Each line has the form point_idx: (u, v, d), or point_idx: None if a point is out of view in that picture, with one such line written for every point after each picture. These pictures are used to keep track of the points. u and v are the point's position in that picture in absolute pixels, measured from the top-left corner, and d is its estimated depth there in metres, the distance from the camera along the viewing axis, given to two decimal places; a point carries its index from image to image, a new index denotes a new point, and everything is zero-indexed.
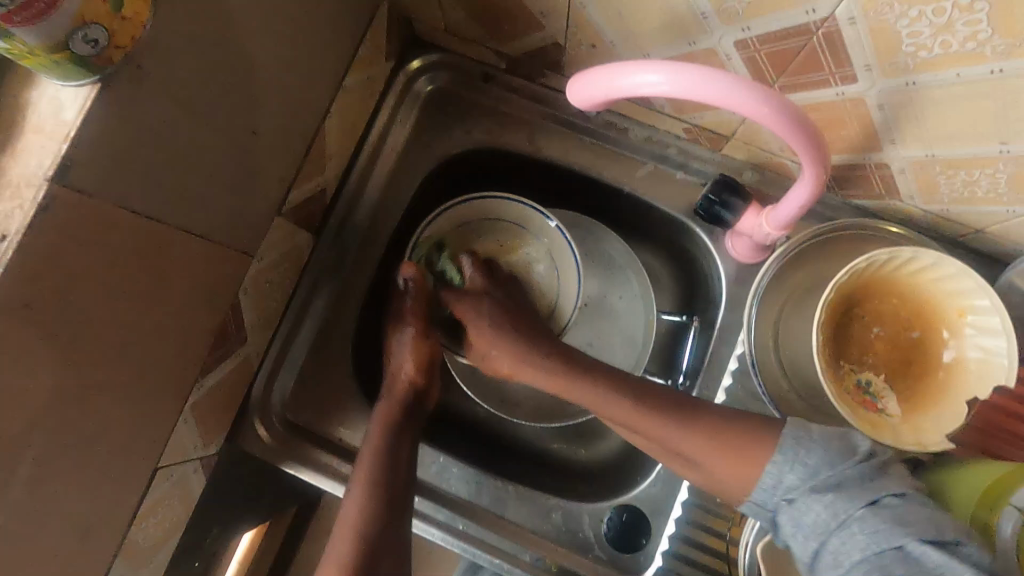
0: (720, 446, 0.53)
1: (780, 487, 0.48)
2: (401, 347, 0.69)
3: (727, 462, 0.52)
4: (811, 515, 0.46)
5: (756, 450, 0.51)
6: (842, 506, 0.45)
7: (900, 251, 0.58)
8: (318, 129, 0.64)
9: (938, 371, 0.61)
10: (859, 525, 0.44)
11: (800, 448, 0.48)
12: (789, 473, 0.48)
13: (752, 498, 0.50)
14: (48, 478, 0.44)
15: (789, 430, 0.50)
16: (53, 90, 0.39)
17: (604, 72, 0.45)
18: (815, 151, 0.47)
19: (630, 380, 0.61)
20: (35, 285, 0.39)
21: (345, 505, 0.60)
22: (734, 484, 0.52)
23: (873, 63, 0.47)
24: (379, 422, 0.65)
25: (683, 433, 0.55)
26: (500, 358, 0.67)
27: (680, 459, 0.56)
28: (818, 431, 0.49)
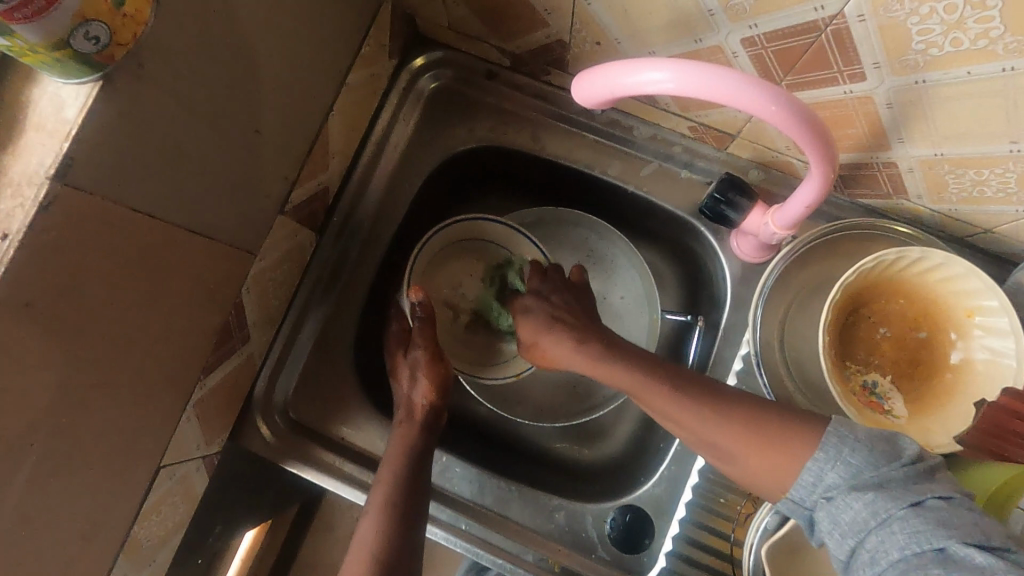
0: (757, 438, 0.52)
1: (820, 484, 0.47)
2: (415, 369, 0.69)
3: (762, 454, 0.52)
4: (850, 512, 0.45)
5: (794, 442, 0.50)
6: (883, 505, 0.44)
7: (909, 251, 0.58)
8: (321, 127, 0.64)
9: (945, 373, 0.60)
10: (900, 524, 0.43)
11: (842, 446, 0.47)
12: (831, 471, 0.47)
13: (789, 495, 0.49)
14: (50, 477, 0.44)
15: (833, 428, 0.49)
16: (54, 88, 0.39)
17: (608, 71, 0.44)
18: (823, 150, 0.47)
19: (665, 368, 0.61)
20: (37, 287, 0.39)
21: (362, 526, 0.60)
22: (770, 476, 0.51)
23: (882, 61, 0.46)
24: (397, 445, 0.64)
25: (721, 423, 0.55)
26: (543, 343, 0.68)
27: (713, 451, 0.55)
28: (864, 432, 0.48)
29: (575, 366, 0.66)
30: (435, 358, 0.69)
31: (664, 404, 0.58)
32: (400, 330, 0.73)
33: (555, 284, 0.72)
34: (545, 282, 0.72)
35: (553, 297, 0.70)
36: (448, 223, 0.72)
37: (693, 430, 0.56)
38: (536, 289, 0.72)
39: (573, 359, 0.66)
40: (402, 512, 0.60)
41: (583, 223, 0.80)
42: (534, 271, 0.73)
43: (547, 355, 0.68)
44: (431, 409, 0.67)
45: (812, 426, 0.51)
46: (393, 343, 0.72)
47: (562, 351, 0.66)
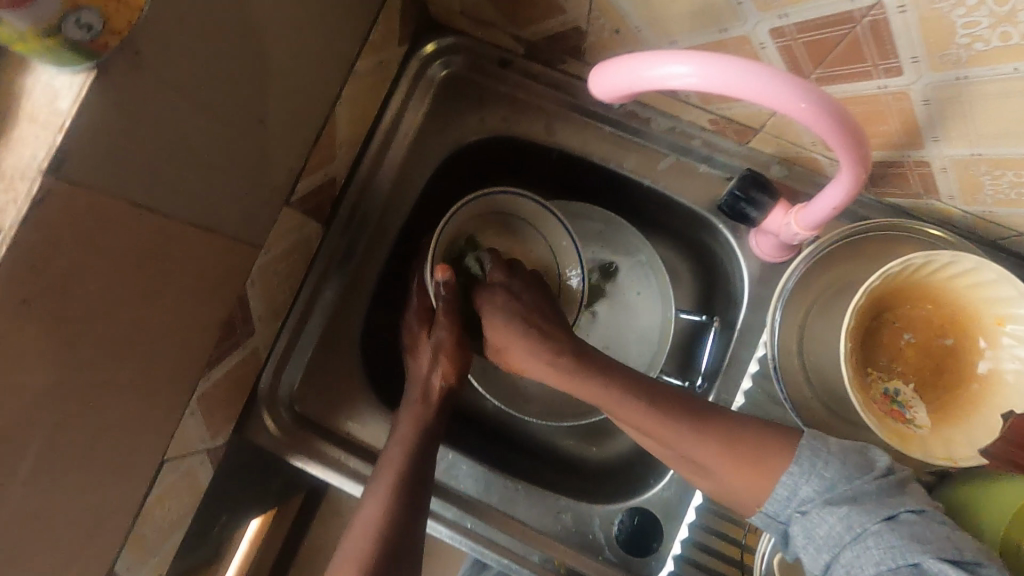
0: (733, 455, 0.54)
1: (794, 497, 0.50)
2: (437, 352, 0.67)
3: (740, 473, 0.53)
4: (825, 527, 0.48)
5: (769, 459, 0.52)
6: (857, 520, 0.47)
7: (939, 255, 0.56)
8: (329, 116, 0.62)
9: (972, 383, 0.58)
10: (874, 539, 0.46)
11: (815, 460, 0.50)
12: (805, 484, 0.50)
13: (763, 509, 0.52)
14: (51, 475, 0.44)
15: (807, 441, 0.52)
16: (48, 77, 0.37)
17: (629, 63, 0.42)
18: (856, 149, 0.44)
19: (648, 391, 0.59)
20: (33, 287, 0.38)
21: (366, 504, 0.59)
22: (745, 491, 0.53)
23: (921, 55, 0.44)
24: (407, 427, 0.63)
25: (694, 434, 0.55)
26: (514, 350, 0.65)
27: (691, 466, 0.56)
28: (836, 446, 0.51)
29: (541, 375, 0.65)
30: (459, 345, 0.68)
31: (649, 423, 0.57)
32: (420, 306, 0.70)
33: (523, 280, 0.68)
34: (512, 276, 0.68)
35: (523, 295, 0.67)
36: (484, 192, 0.69)
37: (664, 437, 0.57)
38: (504, 283, 0.68)
39: (541, 371, 0.64)
40: (411, 487, 0.59)
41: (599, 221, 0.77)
42: (499, 262, 0.69)
43: (518, 362, 0.66)
44: (449, 392, 0.67)
45: (784, 443, 0.53)
46: (414, 322, 0.70)
47: (530, 358, 0.64)
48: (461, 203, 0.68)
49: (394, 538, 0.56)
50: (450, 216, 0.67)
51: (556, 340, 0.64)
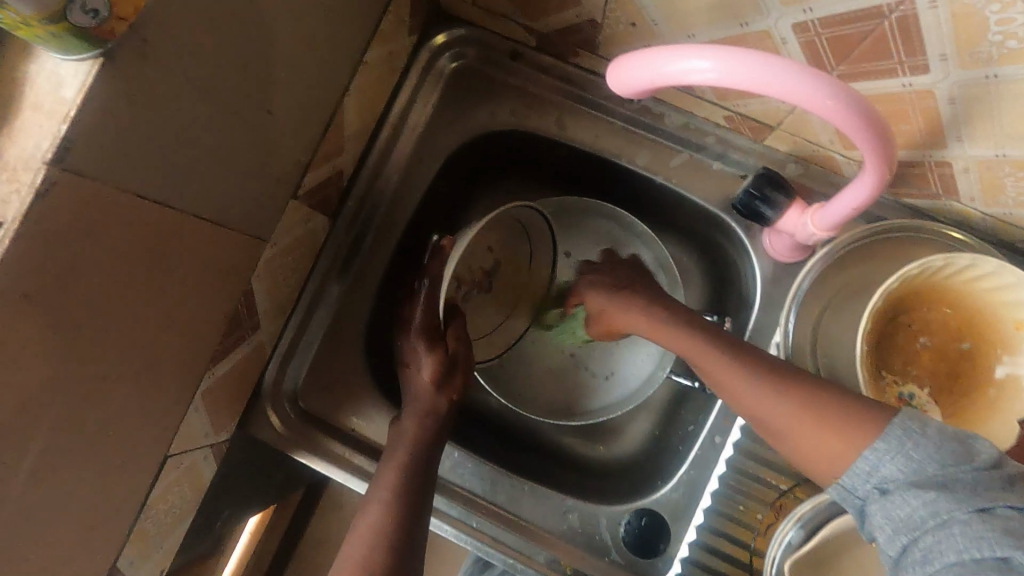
0: (814, 420, 0.50)
1: (876, 475, 0.45)
2: (450, 367, 0.65)
3: (822, 440, 0.49)
4: (905, 509, 0.43)
5: (852, 430, 0.48)
6: (943, 505, 0.41)
7: (959, 257, 0.54)
8: (337, 107, 0.60)
9: (988, 389, 0.57)
10: (959, 526, 0.40)
11: (907, 442, 0.45)
12: (890, 465, 0.45)
13: (841, 480, 0.47)
14: (54, 472, 0.43)
15: (901, 419, 0.46)
16: (53, 64, 0.36)
17: (650, 57, 0.41)
18: (882, 146, 0.43)
19: (729, 343, 0.59)
20: (36, 281, 0.37)
21: (369, 508, 0.57)
22: (823, 460, 0.49)
23: (950, 52, 0.42)
24: (410, 431, 0.62)
25: (777, 400, 0.53)
26: (613, 311, 0.68)
27: (769, 431, 0.54)
28: (936, 430, 0.45)
29: (631, 325, 0.67)
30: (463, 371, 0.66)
31: (734, 385, 0.56)
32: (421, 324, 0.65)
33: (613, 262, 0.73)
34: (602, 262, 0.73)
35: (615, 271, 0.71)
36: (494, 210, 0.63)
37: (751, 406, 0.55)
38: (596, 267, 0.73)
39: (638, 321, 0.66)
40: (413, 506, 0.57)
41: (589, 209, 0.76)
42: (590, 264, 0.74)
43: (614, 323, 0.69)
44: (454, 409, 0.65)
45: (876, 418, 0.48)
46: (414, 341, 0.66)
47: (624, 309, 0.67)
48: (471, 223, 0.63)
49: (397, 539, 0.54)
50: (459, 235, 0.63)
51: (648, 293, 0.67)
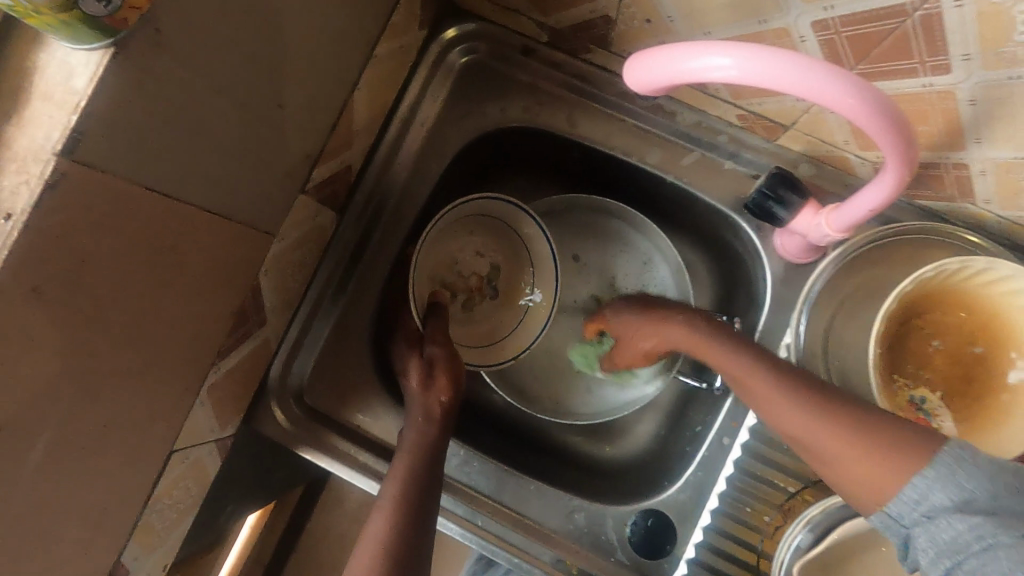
0: (863, 445, 0.48)
1: (923, 502, 0.44)
2: (433, 368, 0.65)
3: (875, 465, 0.47)
4: (950, 534, 0.41)
5: (906, 456, 0.46)
6: (990, 531, 0.40)
7: (974, 260, 0.54)
8: (347, 101, 0.60)
9: (1001, 394, 0.56)
10: (1007, 552, 0.39)
11: (957, 468, 0.43)
12: (938, 491, 0.43)
13: (887, 510, 0.46)
14: (59, 467, 0.43)
15: (953, 447, 0.44)
16: (63, 53, 0.35)
17: (670, 54, 0.40)
18: (903, 146, 0.42)
19: (764, 358, 0.58)
20: (44, 274, 0.36)
21: (372, 518, 0.56)
22: (872, 485, 0.47)
23: (974, 53, 0.42)
24: (411, 440, 0.61)
25: (817, 419, 0.51)
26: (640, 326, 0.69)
27: (813, 457, 0.52)
28: (987, 458, 0.43)
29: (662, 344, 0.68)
30: (452, 357, 0.66)
31: (773, 403, 0.55)
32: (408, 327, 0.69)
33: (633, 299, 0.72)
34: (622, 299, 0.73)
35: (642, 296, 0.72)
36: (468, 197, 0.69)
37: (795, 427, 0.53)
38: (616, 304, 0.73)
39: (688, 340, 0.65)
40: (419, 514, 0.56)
41: (577, 205, 0.78)
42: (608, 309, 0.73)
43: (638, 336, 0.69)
44: (449, 409, 0.64)
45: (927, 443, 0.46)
46: (403, 343, 0.68)
47: (665, 326, 0.67)
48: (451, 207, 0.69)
49: (403, 552, 0.53)
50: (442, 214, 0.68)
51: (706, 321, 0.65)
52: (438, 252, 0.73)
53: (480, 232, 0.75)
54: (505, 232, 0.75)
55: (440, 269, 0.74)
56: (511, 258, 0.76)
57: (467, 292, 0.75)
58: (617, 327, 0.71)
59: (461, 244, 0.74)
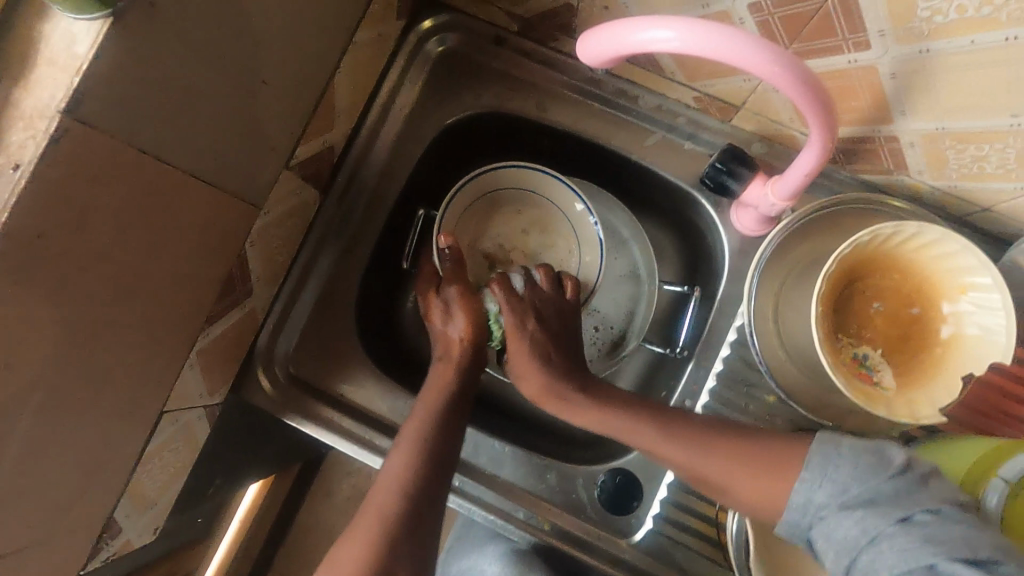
0: (748, 468, 0.53)
1: (811, 503, 0.47)
2: (449, 307, 0.68)
3: (754, 482, 0.53)
4: (842, 531, 0.44)
5: (784, 469, 0.51)
6: (873, 522, 0.43)
7: (906, 225, 0.58)
8: (329, 84, 0.64)
9: (935, 347, 0.61)
10: (887, 541, 0.42)
11: (824, 464, 0.48)
12: (819, 491, 0.47)
13: (785, 518, 0.49)
14: (59, 413, 0.46)
15: (818, 445, 0.50)
16: (66, 23, 0.39)
17: (615, 29, 0.45)
18: (824, 113, 0.47)
19: (648, 406, 0.64)
20: (47, 223, 0.40)
21: (391, 459, 0.60)
22: (761, 501, 0.52)
23: (887, 29, 0.47)
24: (436, 382, 0.66)
25: (716, 458, 0.56)
26: (534, 366, 0.67)
27: (705, 486, 0.57)
28: (848, 446, 0.48)
29: (526, 378, 0.68)
30: (473, 296, 0.69)
31: (658, 445, 0.60)
32: (428, 270, 0.72)
33: (544, 302, 0.69)
34: (533, 293, 0.70)
35: (547, 321, 0.69)
36: (482, 171, 0.73)
37: (678, 457, 0.58)
38: (522, 298, 0.69)
39: (532, 375, 0.67)
40: (433, 446, 0.61)
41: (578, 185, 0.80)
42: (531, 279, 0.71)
43: (533, 387, 0.67)
44: (467, 345, 0.67)
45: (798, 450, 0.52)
46: (422, 282, 0.71)
47: (565, 376, 0.66)
48: (473, 174, 0.73)
49: (419, 494, 0.57)
50: (463, 182, 0.73)
51: (563, 361, 0.68)
52: (469, 218, 0.76)
53: (512, 202, 0.77)
54: (534, 205, 0.77)
55: (478, 239, 0.77)
56: (547, 241, 0.78)
57: (507, 265, 0.78)
58: (517, 354, 0.68)
59: (496, 220, 0.78)
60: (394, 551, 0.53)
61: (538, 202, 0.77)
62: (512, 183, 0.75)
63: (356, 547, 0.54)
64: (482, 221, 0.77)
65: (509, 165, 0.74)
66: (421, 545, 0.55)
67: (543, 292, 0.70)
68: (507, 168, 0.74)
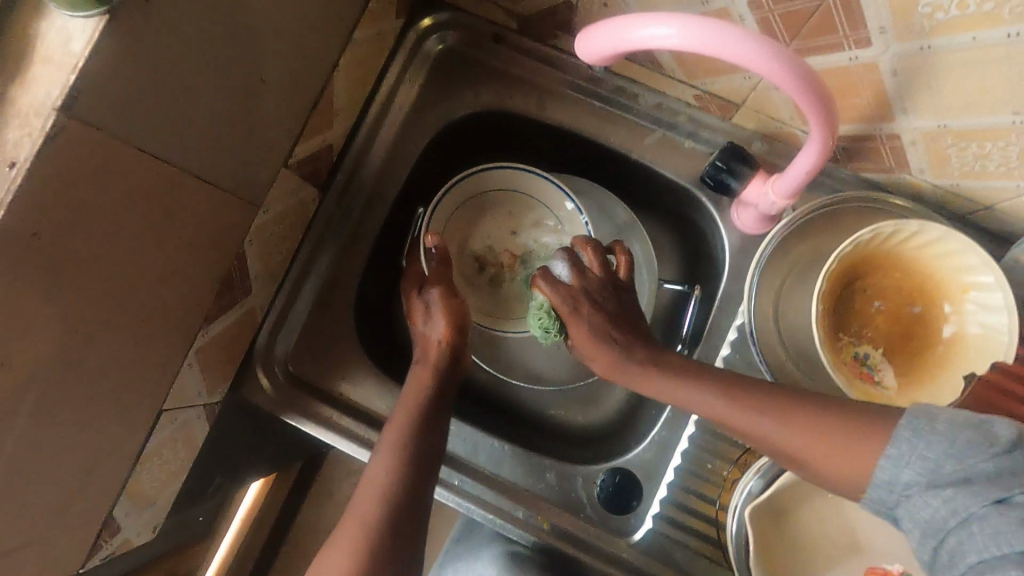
0: (822, 433, 0.47)
1: (896, 482, 0.41)
2: (430, 307, 0.69)
3: (831, 453, 0.46)
4: (927, 511, 0.39)
5: (864, 440, 0.44)
6: (962, 503, 0.38)
7: (907, 224, 0.58)
8: (327, 82, 0.64)
9: (937, 346, 0.61)
10: (979, 524, 0.37)
11: (916, 440, 0.41)
12: (906, 469, 0.41)
13: (869, 495, 0.43)
14: (55, 412, 0.46)
15: (908, 419, 0.42)
16: (62, 21, 0.39)
17: (616, 25, 0.45)
18: (824, 112, 0.47)
19: (698, 369, 0.59)
20: (44, 222, 0.40)
21: (373, 462, 0.60)
22: (842, 474, 0.45)
23: (888, 25, 0.46)
24: (414, 384, 0.65)
25: (784, 423, 0.50)
26: (603, 349, 0.63)
27: (785, 459, 0.50)
28: (946, 421, 0.40)
29: (594, 359, 0.64)
30: (455, 297, 0.70)
31: (724, 411, 0.54)
32: (412, 272, 0.72)
33: (602, 283, 0.67)
34: (587, 278, 0.67)
35: (609, 303, 0.66)
36: (475, 170, 0.75)
37: (740, 422, 0.52)
38: (580, 284, 0.66)
39: (600, 355, 0.63)
40: (419, 443, 0.61)
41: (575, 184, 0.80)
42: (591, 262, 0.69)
43: (603, 366, 0.64)
44: (445, 347, 0.68)
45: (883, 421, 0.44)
46: (405, 286, 0.72)
47: (631, 353, 0.62)
48: (466, 173, 0.74)
49: (405, 494, 0.57)
50: (457, 180, 0.74)
51: (627, 338, 0.64)
52: (458, 219, 0.77)
53: (504, 203, 0.78)
54: (530, 204, 0.78)
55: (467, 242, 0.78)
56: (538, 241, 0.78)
57: (495, 267, 0.79)
58: (580, 337, 0.65)
59: (490, 220, 0.78)
60: (381, 550, 0.53)
61: (530, 202, 0.78)
62: (504, 183, 0.77)
63: (342, 550, 0.53)
64: (473, 222, 0.78)
65: (503, 165, 0.75)
66: (409, 544, 0.55)
67: (607, 275, 0.68)
68: (497, 169, 0.75)
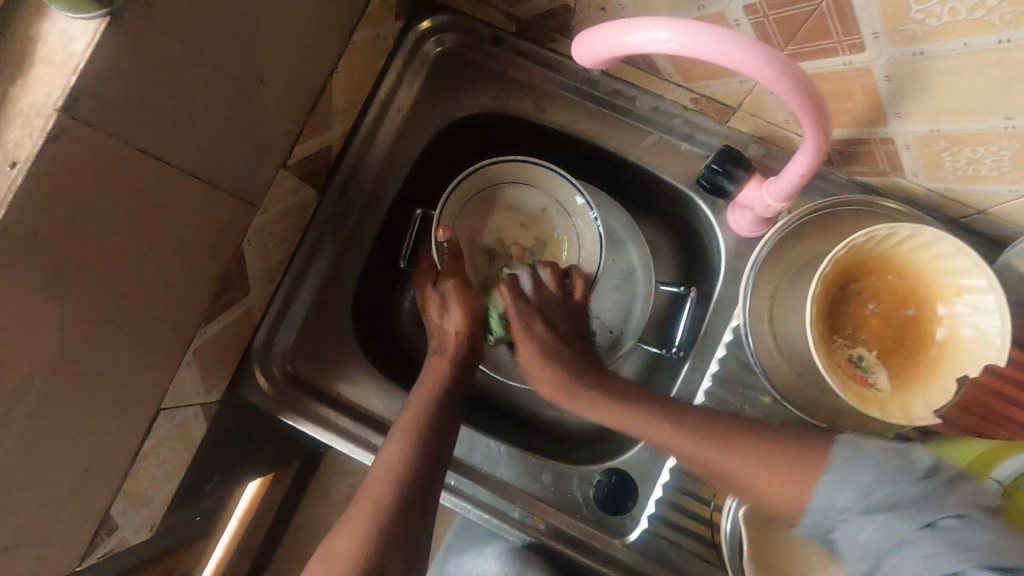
0: (769, 463, 0.50)
1: (832, 507, 0.43)
2: (445, 299, 0.69)
3: (771, 481, 0.49)
4: (864, 535, 0.41)
5: (804, 467, 0.47)
6: (897, 526, 0.39)
7: (901, 227, 0.58)
8: (327, 83, 0.64)
9: (930, 349, 0.62)
10: (912, 548, 0.38)
11: (849, 468, 0.43)
12: (840, 493, 0.43)
13: (805, 520, 0.45)
14: (55, 410, 0.46)
15: (841, 446, 0.45)
16: (63, 23, 0.39)
17: (612, 29, 0.45)
18: (817, 116, 0.47)
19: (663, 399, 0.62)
20: (44, 221, 0.40)
21: (386, 451, 0.61)
22: (783, 500, 0.48)
23: (881, 31, 0.47)
24: (429, 376, 0.66)
25: (738, 453, 0.52)
26: (549, 370, 0.68)
27: (730, 485, 0.53)
28: (873, 449, 0.43)
29: (541, 380, 0.69)
30: (471, 290, 0.69)
31: (678, 439, 0.57)
32: (427, 264, 0.73)
33: (556, 304, 0.71)
34: (542, 297, 0.72)
35: (557, 325, 0.71)
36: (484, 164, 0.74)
37: (693, 453, 0.55)
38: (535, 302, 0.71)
39: (546, 375, 0.68)
40: (433, 434, 0.62)
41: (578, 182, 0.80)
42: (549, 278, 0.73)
43: (547, 387, 0.68)
44: (463, 339, 0.68)
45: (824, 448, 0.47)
46: (420, 278, 0.72)
47: (578, 373, 0.67)
48: (473, 169, 0.74)
49: (413, 485, 0.58)
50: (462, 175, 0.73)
51: (571, 359, 0.69)
52: (468, 213, 0.76)
53: (512, 197, 0.78)
54: (529, 204, 0.78)
55: (477, 236, 0.78)
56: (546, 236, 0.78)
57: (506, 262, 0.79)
58: (529, 355, 0.70)
59: (496, 216, 0.78)
60: (386, 538, 0.54)
61: (536, 198, 0.77)
62: (508, 179, 0.76)
63: (347, 536, 0.54)
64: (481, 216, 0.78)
65: (512, 159, 0.74)
66: (415, 534, 0.56)
67: (560, 291, 0.72)
68: (510, 163, 0.74)
